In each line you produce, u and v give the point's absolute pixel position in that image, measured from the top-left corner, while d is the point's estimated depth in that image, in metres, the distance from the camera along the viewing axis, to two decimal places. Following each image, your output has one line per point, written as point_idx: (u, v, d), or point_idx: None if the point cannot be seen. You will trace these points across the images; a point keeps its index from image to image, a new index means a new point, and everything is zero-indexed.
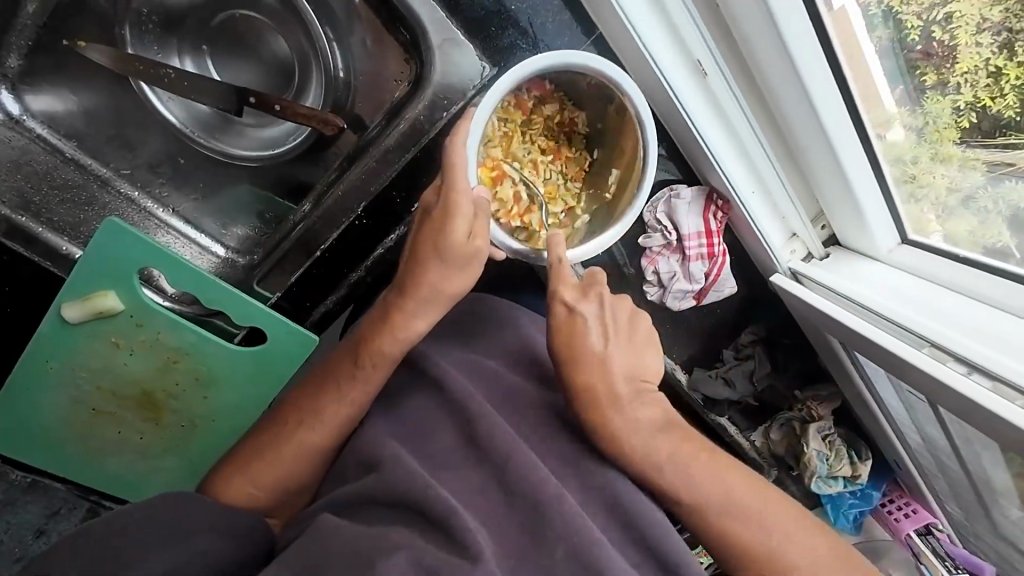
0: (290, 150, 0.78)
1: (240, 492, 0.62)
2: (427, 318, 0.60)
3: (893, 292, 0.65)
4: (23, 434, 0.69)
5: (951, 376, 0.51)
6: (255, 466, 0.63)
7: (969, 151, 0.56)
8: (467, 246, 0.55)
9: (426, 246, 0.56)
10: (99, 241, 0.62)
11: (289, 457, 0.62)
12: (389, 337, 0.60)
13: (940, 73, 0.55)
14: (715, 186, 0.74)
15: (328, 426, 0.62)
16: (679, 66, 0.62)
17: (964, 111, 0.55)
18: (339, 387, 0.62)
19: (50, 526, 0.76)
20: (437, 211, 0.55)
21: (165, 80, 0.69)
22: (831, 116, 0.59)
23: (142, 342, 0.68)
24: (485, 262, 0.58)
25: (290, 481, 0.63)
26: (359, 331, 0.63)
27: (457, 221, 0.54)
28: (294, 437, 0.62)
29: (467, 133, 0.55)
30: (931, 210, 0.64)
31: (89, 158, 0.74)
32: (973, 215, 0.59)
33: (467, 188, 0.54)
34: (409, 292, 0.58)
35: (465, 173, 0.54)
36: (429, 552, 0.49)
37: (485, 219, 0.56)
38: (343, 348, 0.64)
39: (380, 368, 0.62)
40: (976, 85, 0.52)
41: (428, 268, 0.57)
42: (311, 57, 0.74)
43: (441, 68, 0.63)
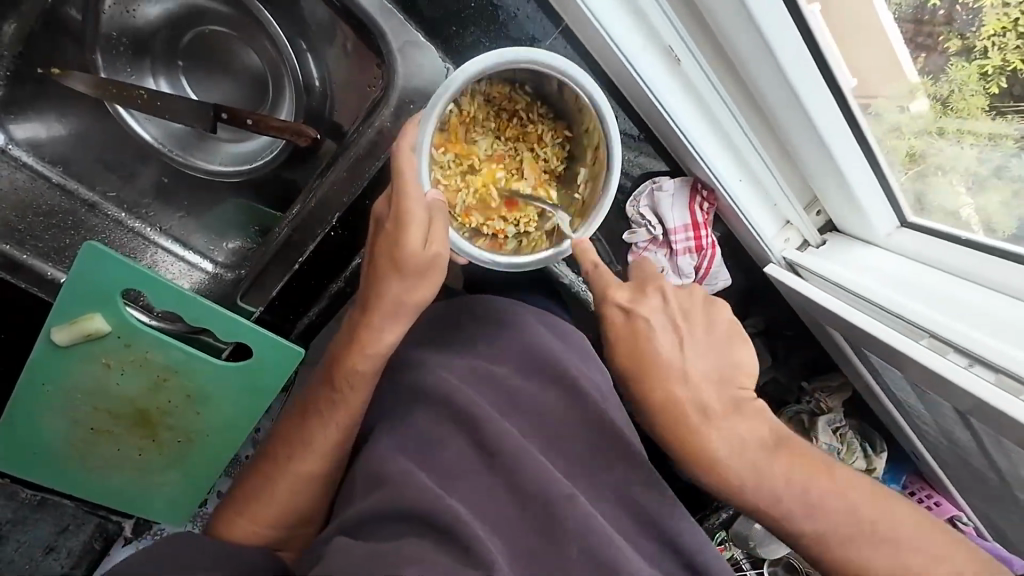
0: (265, 164, 0.79)
1: (249, 531, 0.61)
2: (396, 329, 0.59)
3: (892, 279, 0.61)
4: (27, 455, 0.71)
5: (951, 370, 0.48)
6: (259, 504, 0.61)
7: (1000, 118, 0.54)
8: (423, 255, 0.54)
9: (383, 259, 0.56)
10: (81, 266, 0.63)
11: (288, 489, 0.61)
12: (362, 352, 0.59)
13: (965, 37, 0.53)
14: (699, 177, 0.71)
15: (317, 452, 0.60)
16: (649, 52, 0.60)
17: (992, 76, 0.53)
18: (322, 409, 0.61)
19: (59, 543, 0.79)
20: (391, 219, 0.55)
21: (137, 101, 0.70)
22: (810, 92, 0.56)
23: (131, 361, 0.69)
24: (445, 269, 0.57)
25: (295, 512, 0.62)
26: (333, 351, 0.61)
27: (410, 229, 0.53)
28: (287, 469, 0.61)
29: (413, 138, 0.55)
30: (960, 182, 0.59)
31: (75, 183, 0.75)
32: (1010, 185, 0.56)
33: (419, 194, 0.54)
34: (370, 304, 0.58)
35: (416, 180, 0.54)
36: (441, 564, 0.47)
37: (442, 224, 0.55)
38: (320, 369, 0.63)
39: (361, 387, 0.60)
40: (1005, 48, 0.51)
41: (386, 280, 0.56)
42: (281, 70, 0.74)
43: (404, 74, 0.61)
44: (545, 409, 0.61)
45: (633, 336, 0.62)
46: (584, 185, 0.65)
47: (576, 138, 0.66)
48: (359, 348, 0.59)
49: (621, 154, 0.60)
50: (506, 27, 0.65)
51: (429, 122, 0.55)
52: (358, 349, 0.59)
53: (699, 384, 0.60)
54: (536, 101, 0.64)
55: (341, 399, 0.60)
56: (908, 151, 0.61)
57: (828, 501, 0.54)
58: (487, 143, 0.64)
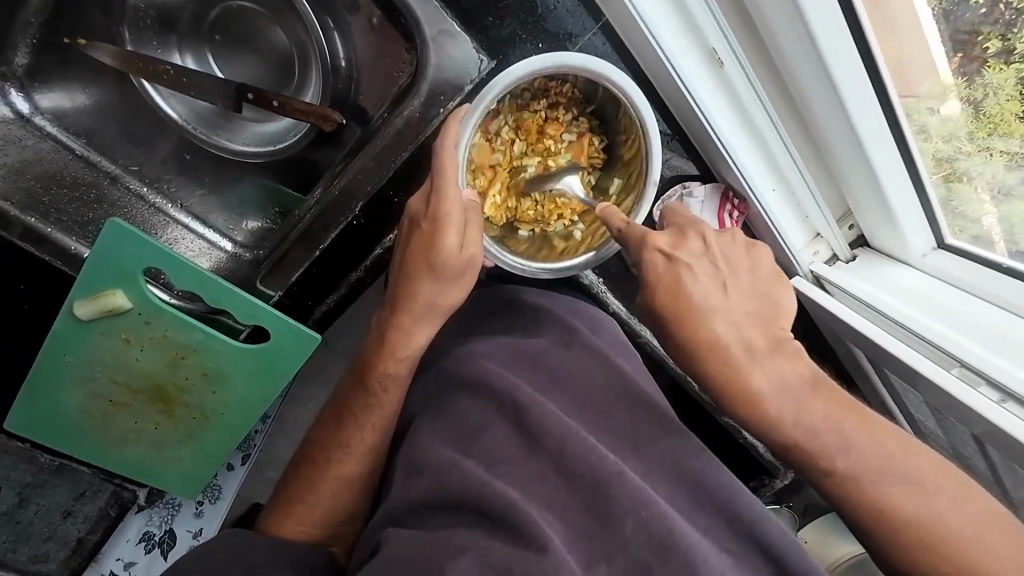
0: (289, 146, 0.79)
1: (297, 531, 0.60)
2: (427, 330, 0.59)
3: (925, 301, 0.60)
4: (47, 422, 0.72)
5: (981, 402, 0.47)
6: (303, 502, 0.61)
7: None
8: (459, 257, 0.54)
9: (416, 259, 0.56)
10: (105, 242, 0.63)
11: (332, 487, 0.60)
12: (398, 356, 0.59)
13: (1007, 38, 0.48)
14: (730, 183, 0.69)
15: (356, 452, 0.60)
16: (690, 53, 0.57)
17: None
18: (357, 407, 0.61)
19: (76, 508, 0.80)
20: (427, 222, 0.54)
21: (164, 77, 0.69)
22: (858, 102, 0.54)
23: (153, 338, 0.70)
24: (478, 272, 0.57)
25: (341, 510, 0.61)
26: (363, 358, 0.62)
27: (447, 232, 0.53)
28: (329, 470, 0.60)
29: (454, 137, 0.54)
30: (985, 191, 0.56)
31: (98, 156, 0.74)
32: None
33: (457, 195, 0.53)
34: (402, 305, 0.58)
35: (455, 180, 0.53)
36: (495, 551, 0.47)
37: (476, 226, 0.55)
38: (352, 375, 0.64)
39: (393, 390, 0.61)
40: None
41: (421, 282, 0.56)
42: (309, 51, 0.73)
43: (436, 64, 0.60)
44: (578, 408, 0.60)
45: (672, 281, 0.56)
46: (615, 194, 0.66)
47: (615, 145, 0.65)
48: (389, 351, 0.59)
49: (658, 163, 0.60)
50: (542, 24, 0.63)
51: (473, 116, 0.54)
52: (392, 354, 0.59)
53: (741, 319, 0.55)
54: (582, 98, 0.62)
55: (377, 402, 0.60)
56: (935, 156, 0.59)
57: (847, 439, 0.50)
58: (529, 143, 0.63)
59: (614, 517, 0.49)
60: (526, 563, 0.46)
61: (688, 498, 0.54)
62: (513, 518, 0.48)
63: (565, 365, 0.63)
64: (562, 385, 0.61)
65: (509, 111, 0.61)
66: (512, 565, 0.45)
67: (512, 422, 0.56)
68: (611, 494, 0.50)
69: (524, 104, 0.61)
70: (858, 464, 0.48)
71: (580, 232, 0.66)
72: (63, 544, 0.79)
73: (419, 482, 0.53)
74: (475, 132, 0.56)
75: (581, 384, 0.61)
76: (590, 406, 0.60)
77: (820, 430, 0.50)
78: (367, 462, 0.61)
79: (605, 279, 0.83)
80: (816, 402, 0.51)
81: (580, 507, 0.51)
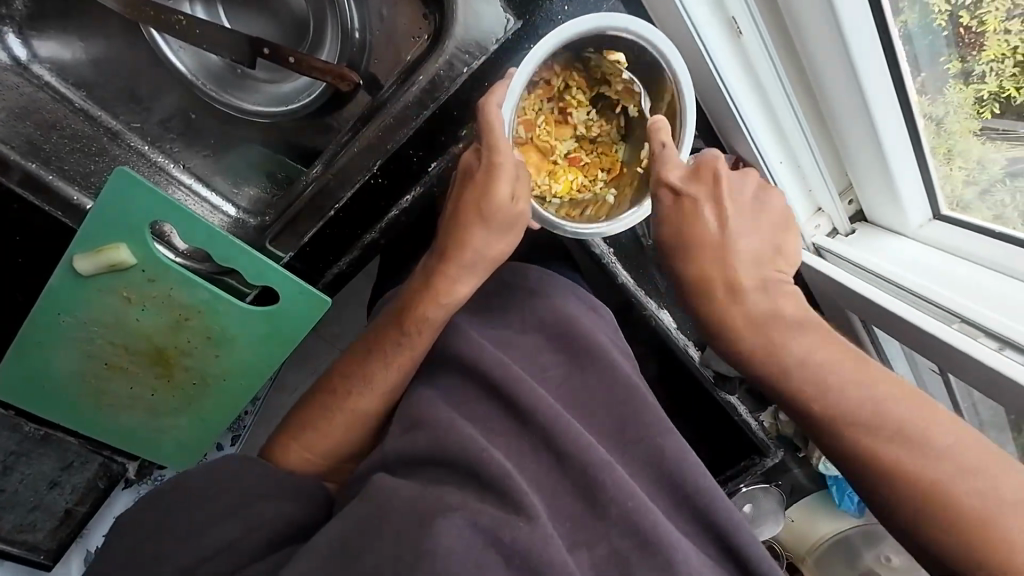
0: (302, 107, 0.77)
1: (300, 457, 0.60)
2: (472, 281, 0.61)
3: (916, 266, 0.64)
4: (34, 387, 0.69)
5: (984, 353, 0.50)
6: (314, 433, 0.60)
7: (989, 141, 0.58)
8: (510, 208, 0.57)
9: (470, 210, 0.58)
10: (113, 192, 0.61)
11: (345, 424, 0.60)
12: (437, 301, 0.60)
13: (965, 62, 0.56)
14: (741, 154, 0.72)
15: (377, 391, 0.60)
16: (713, 23, 0.59)
17: (986, 102, 0.57)
18: (387, 345, 0.60)
19: (64, 479, 0.75)
20: (480, 173, 0.57)
21: (176, 27, 0.67)
22: (870, 70, 0.56)
23: (154, 297, 0.67)
24: (526, 225, 0.59)
25: (347, 446, 0.61)
26: (402, 299, 0.62)
27: (500, 181, 0.56)
28: (347, 405, 0.60)
29: (500, 97, 0.56)
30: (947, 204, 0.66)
31: (99, 111, 0.72)
32: (988, 208, 0.61)
33: (508, 148, 0.56)
34: (451, 256, 0.59)
35: (505, 134, 0.56)
36: (485, 514, 0.45)
37: (525, 180, 0.58)
38: (387, 313, 0.63)
39: (426, 333, 0.60)
40: (1002, 74, 0.54)
41: (473, 232, 0.58)
42: (327, 10, 0.72)
43: (462, 22, 0.61)
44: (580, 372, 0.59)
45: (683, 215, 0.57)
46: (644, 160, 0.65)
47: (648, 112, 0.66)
48: (434, 297, 0.60)
49: (692, 132, 0.60)
50: None
51: (521, 76, 0.56)
52: (433, 298, 0.60)
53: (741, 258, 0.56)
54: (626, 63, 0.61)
55: (408, 342, 0.60)
56: (936, 136, 0.62)
57: (894, 406, 0.48)
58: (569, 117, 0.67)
59: (600, 497, 0.48)
60: (517, 530, 0.44)
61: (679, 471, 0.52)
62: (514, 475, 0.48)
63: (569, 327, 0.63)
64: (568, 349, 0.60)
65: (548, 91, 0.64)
66: (500, 527, 0.44)
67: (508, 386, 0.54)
68: (612, 460, 0.49)
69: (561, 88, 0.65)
70: (910, 457, 0.46)
71: (611, 199, 0.67)
72: (52, 513, 0.75)
73: (415, 435, 0.52)
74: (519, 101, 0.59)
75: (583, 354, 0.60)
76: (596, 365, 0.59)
77: (879, 405, 0.48)
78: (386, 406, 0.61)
79: (614, 250, 0.84)
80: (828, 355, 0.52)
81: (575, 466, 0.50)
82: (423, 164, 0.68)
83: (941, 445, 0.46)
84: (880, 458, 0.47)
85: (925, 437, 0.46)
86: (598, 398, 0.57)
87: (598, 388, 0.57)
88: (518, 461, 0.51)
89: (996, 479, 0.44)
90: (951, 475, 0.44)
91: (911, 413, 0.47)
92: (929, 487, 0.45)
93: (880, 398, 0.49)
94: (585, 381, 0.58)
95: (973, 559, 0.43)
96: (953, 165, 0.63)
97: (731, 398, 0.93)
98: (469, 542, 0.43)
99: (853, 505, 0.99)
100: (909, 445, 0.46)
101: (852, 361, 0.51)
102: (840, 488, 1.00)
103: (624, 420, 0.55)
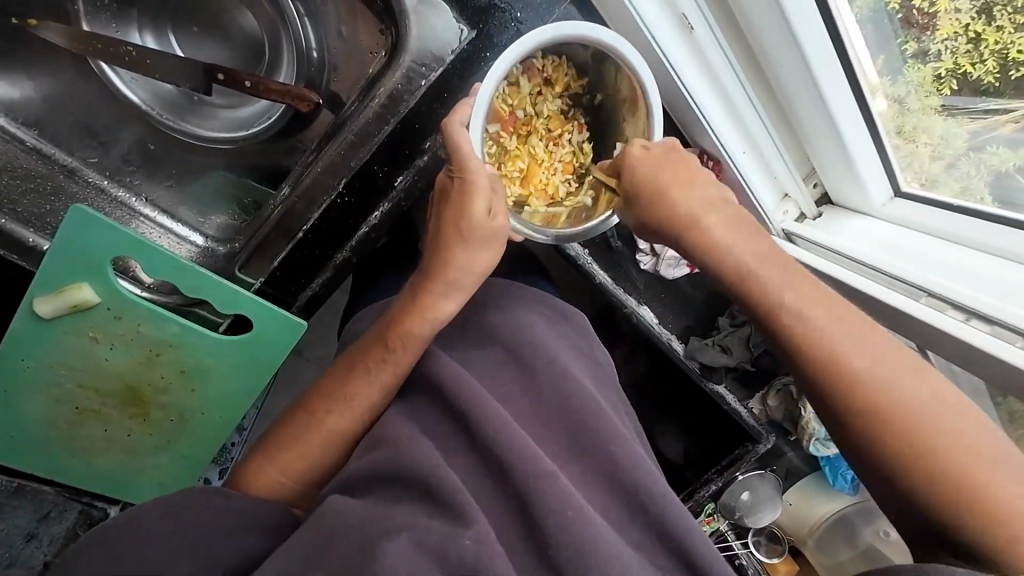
0: (262, 130, 0.76)
1: (274, 481, 0.58)
2: (458, 298, 0.60)
3: (877, 245, 0.66)
4: (3, 437, 0.67)
5: (951, 325, 0.51)
6: (289, 453, 0.58)
7: (952, 118, 0.60)
8: (488, 223, 0.57)
9: (449, 227, 0.57)
10: (67, 232, 0.59)
11: (320, 444, 0.58)
12: (424, 318, 0.59)
13: (920, 41, 0.58)
14: (705, 147, 0.73)
15: (351, 408, 0.59)
16: (664, 19, 0.60)
17: (945, 78, 0.58)
18: (373, 362, 0.59)
19: (40, 530, 0.72)
20: (455, 193, 0.57)
21: (127, 58, 0.66)
22: (818, 55, 0.57)
23: (122, 335, 0.66)
24: (507, 239, 0.59)
25: (322, 469, 0.59)
26: (390, 314, 0.62)
27: (475, 198, 0.55)
28: (319, 423, 0.58)
29: (464, 115, 0.56)
30: (916, 179, 0.66)
31: (53, 149, 0.71)
32: (956, 181, 0.62)
33: (481, 166, 0.56)
34: (435, 274, 0.59)
35: (474, 153, 0.56)
36: (431, 531, 0.44)
37: (501, 195, 0.58)
38: (370, 335, 0.62)
39: (411, 349, 0.59)
40: (956, 52, 0.55)
41: (454, 249, 0.58)
42: (280, 31, 0.71)
43: (418, 34, 0.61)
44: (551, 382, 0.57)
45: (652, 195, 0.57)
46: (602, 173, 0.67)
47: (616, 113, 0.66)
48: (420, 312, 0.59)
49: (660, 133, 0.61)
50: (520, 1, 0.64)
51: (486, 89, 0.55)
52: (419, 313, 0.59)
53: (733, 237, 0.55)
54: (593, 68, 0.63)
55: (386, 358, 0.59)
56: (892, 115, 0.64)
57: (899, 390, 0.46)
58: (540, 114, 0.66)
59: (534, 509, 0.46)
60: (461, 547, 0.43)
61: (636, 465, 0.52)
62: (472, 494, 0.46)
63: (534, 329, 0.62)
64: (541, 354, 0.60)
65: (511, 95, 0.62)
66: (446, 545, 0.43)
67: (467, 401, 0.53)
68: (555, 471, 0.48)
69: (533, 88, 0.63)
70: (900, 398, 0.46)
71: (587, 203, 0.66)
72: (28, 569, 0.70)
73: (377, 453, 0.51)
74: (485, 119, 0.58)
75: (547, 357, 0.59)
76: (561, 366, 0.58)
77: (900, 389, 0.46)
78: (358, 426, 0.59)
79: (589, 251, 0.85)
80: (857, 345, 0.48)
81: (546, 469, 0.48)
82: (390, 178, 0.67)
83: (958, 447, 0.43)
84: (928, 445, 0.44)
85: (943, 427, 0.44)
86: (564, 398, 0.56)
87: (570, 392, 0.56)
88: (487, 474, 0.50)
89: (998, 464, 0.43)
90: (1002, 478, 0.42)
91: (915, 384, 0.46)
92: (918, 433, 0.45)
93: (893, 377, 0.46)
94: (550, 383, 0.57)
95: (955, 514, 0.43)
96: (919, 142, 0.64)
97: (720, 389, 0.92)
98: (414, 562, 0.42)
99: (848, 483, 1.00)
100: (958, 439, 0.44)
101: (887, 353, 0.47)
102: (834, 470, 1.00)
103: (590, 421, 0.54)
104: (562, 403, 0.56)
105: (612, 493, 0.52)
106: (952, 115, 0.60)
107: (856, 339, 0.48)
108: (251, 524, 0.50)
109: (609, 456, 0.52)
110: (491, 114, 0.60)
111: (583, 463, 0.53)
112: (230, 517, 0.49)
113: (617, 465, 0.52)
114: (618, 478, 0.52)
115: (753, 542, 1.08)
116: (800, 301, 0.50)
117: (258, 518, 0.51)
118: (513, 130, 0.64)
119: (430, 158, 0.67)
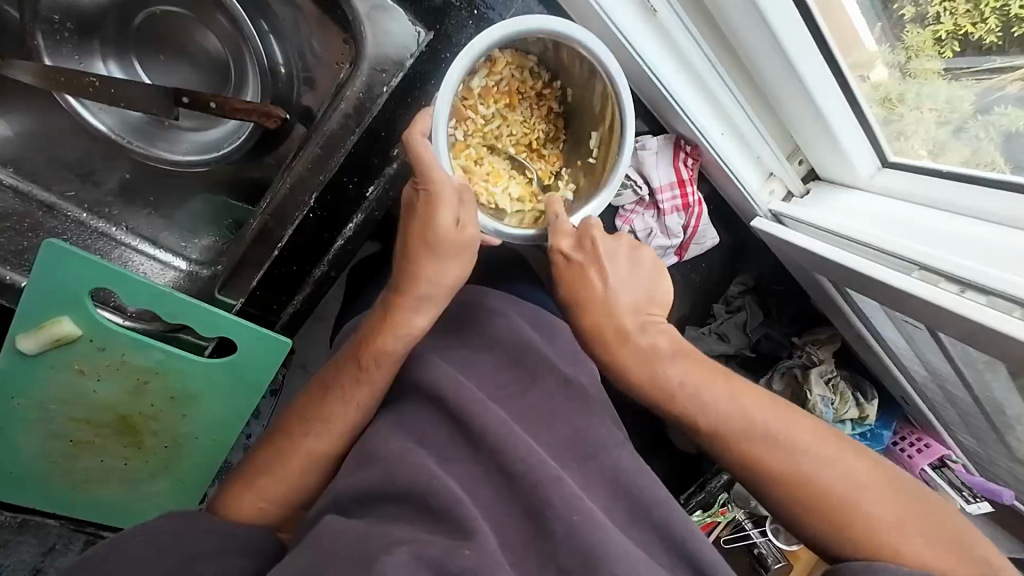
0: (233, 150, 0.74)
1: (253, 506, 0.57)
2: (430, 312, 0.59)
3: (873, 218, 0.63)
4: (1, 473, 0.68)
5: (945, 297, 0.49)
6: (267, 478, 0.57)
7: (959, 83, 0.58)
8: (457, 234, 0.55)
9: (416, 241, 0.56)
10: (41, 266, 0.59)
11: (301, 466, 0.57)
12: (394, 333, 0.58)
13: (918, 5, 0.56)
14: (681, 133, 0.71)
15: (332, 427, 0.58)
16: (624, 3, 0.58)
17: (946, 41, 0.56)
18: (347, 381, 0.59)
19: (46, 563, 0.76)
20: (421, 205, 0.55)
21: (91, 89, 0.66)
22: (786, 28, 0.55)
23: (107, 365, 0.66)
24: (478, 250, 0.57)
25: (304, 491, 0.58)
26: (360, 330, 0.60)
27: (440, 211, 0.54)
28: (302, 443, 0.58)
29: (425, 125, 0.55)
30: (922, 146, 0.63)
31: (30, 185, 0.72)
32: (964, 145, 0.59)
33: (446, 178, 0.54)
34: (407, 289, 0.57)
35: (439, 164, 0.54)
36: (433, 545, 0.43)
37: (470, 204, 0.56)
38: (345, 350, 0.61)
39: (384, 365, 0.58)
40: (955, 13, 0.54)
41: (422, 263, 0.56)
42: (242, 48, 0.70)
43: (373, 41, 0.60)
44: (539, 390, 0.56)
45: (574, 274, 0.58)
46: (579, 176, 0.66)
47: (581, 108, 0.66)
48: (391, 328, 0.57)
49: (633, 125, 0.58)
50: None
51: (441, 110, 0.54)
52: (389, 330, 0.58)
53: (645, 329, 0.57)
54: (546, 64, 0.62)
55: (365, 376, 0.58)
56: (881, 97, 0.63)
57: (819, 461, 0.50)
58: (506, 121, 0.64)
59: (545, 523, 0.45)
60: (462, 559, 0.42)
61: (635, 468, 0.51)
62: (460, 510, 0.45)
63: (521, 334, 0.61)
64: (528, 357, 0.59)
65: (471, 97, 0.60)
66: (447, 558, 0.42)
67: (457, 412, 0.52)
68: (563, 476, 0.47)
69: (495, 92, 0.62)
70: (857, 502, 0.48)
71: (569, 197, 0.65)
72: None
73: (367, 470, 0.50)
74: (449, 121, 0.57)
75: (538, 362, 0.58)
76: (552, 368, 0.57)
77: (841, 473, 0.49)
78: (342, 444, 0.59)
79: None
80: (792, 428, 0.52)
81: (542, 476, 0.46)
82: (361, 189, 0.67)
83: (889, 521, 0.47)
84: (866, 526, 0.47)
85: (872, 508, 0.48)
86: (555, 403, 0.55)
87: (562, 394, 0.55)
88: (481, 482, 0.49)
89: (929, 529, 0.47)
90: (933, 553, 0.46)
91: (853, 467, 0.50)
92: (849, 518, 0.48)
93: (815, 453, 0.50)
94: (544, 390, 0.56)
95: None
96: (922, 109, 0.61)
97: None
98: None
99: None
100: (876, 507, 0.48)
101: (815, 432, 0.52)
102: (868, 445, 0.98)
103: (585, 426, 0.53)
104: (552, 407, 0.55)
105: (614, 496, 0.50)
106: (955, 78, 0.58)
107: (827, 446, 0.51)
108: (242, 545, 0.49)
109: (606, 458, 0.51)
110: (453, 113, 0.58)
111: (583, 469, 0.51)
112: (224, 542, 0.49)
113: (612, 469, 0.51)
114: (619, 481, 0.50)
115: (771, 530, 1.06)
116: (723, 388, 0.54)
117: (253, 541, 0.50)
118: (479, 138, 0.63)
119: (399, 166, 0.68)
